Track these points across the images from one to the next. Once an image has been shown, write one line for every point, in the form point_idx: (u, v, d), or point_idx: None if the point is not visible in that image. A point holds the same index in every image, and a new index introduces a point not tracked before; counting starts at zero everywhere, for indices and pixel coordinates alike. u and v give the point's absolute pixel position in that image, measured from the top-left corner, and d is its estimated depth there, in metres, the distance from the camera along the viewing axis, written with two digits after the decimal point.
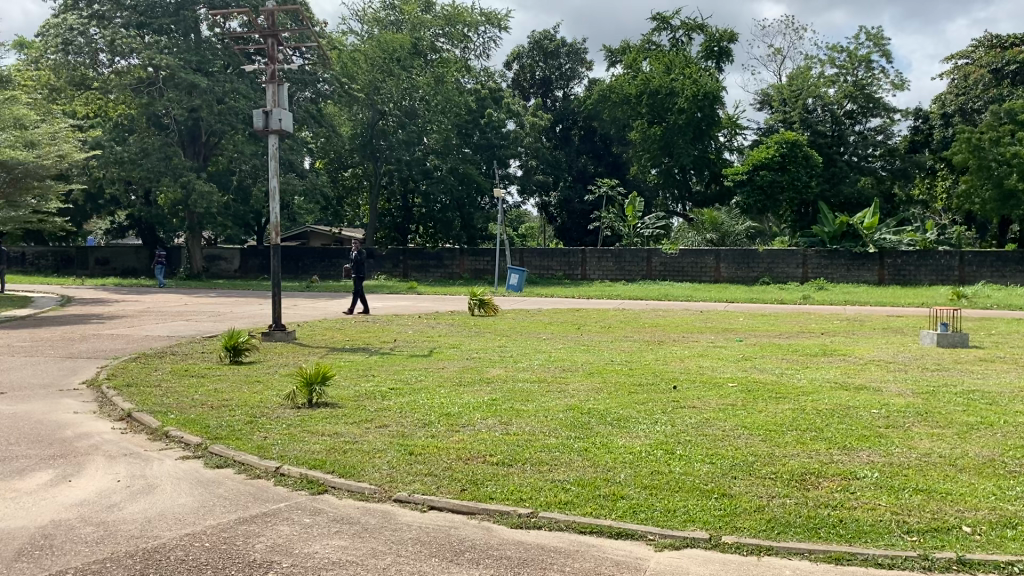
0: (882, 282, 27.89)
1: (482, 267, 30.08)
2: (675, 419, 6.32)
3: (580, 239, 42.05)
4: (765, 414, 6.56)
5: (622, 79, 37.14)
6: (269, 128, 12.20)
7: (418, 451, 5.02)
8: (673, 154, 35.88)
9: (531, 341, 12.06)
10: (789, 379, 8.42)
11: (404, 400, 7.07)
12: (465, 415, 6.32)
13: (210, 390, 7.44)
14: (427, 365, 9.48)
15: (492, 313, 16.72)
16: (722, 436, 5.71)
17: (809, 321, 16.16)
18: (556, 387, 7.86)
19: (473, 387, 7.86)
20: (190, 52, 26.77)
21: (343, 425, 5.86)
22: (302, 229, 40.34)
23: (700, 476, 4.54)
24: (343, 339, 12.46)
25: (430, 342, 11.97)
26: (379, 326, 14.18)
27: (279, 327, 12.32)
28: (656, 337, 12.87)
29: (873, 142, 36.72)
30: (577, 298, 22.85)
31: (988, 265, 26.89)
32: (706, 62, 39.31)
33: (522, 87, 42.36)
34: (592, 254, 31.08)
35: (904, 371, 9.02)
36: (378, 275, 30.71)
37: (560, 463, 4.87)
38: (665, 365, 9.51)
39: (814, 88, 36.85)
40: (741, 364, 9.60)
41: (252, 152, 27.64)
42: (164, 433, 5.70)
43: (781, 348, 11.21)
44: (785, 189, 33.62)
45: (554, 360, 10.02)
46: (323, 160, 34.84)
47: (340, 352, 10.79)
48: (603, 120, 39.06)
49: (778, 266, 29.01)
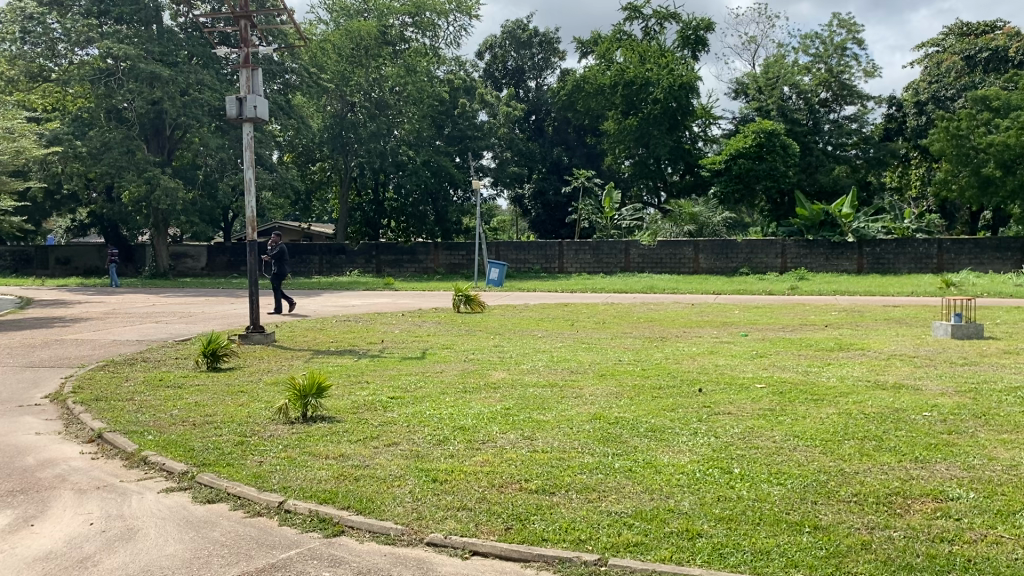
0: (862, 271, 27.63)
1: (457, 261, 29.32)
2: (717, 429, 5.67)
3: (555, 232, 41.32)
4: (811, 421, 5.95)
5: (596, 69, 36.58)
6: (243, 116, 11.39)
7: (443, 478, 4.32)
8: (649, 145, 35.24)
9: (528, 340, 11.41)
10: (820, 379, 7.84)
11: (408, 411, 6.37)
12: (483, 429, 5.64)
13: (191, 404, 6.69)
14: (423, 369, 8.79)
15: (479, 310, 16.03)
16: (777, 449, 5.08)
17: (807, 312, 15.68)
18: (572, 393, 7.20)
19: (481, 395, 7.17)
20: (153, 42, 25.66)
21: (346, 445, 5.15)
22: (272, 225, 39.27)
23: (778, 504, 3.92)
24: (327, 341, 11.71)
25: (420, 342, 11.28)
26: (364, 326, 13.45)
27: (257, 329, 11.53)
28: (658, 333, 12.28)
29: (848, 130, 36.38)
30: (561, 293, 22.25)
31: (966, 253, 26.71)
32: (682, 52, 38.83)
33: (493, 78, 41.53)
34: (569, 247, 30.43)
35: (933, 367, 8.50)
36: (350, 271, 29.82)
37: (609, 488, 4.22)
38: (679, 365, 8.90)
39: (788, 77, 36.49)
40: (759, 362, 9.03)
41: (219, 146, 26.65)
42: (142, 459, 4.96)
43: (792, 343, 10.68)
44: (761, 178, 33.26)
45: (558, 360, 9.38)
46: (292, 153, 33.73)
47: (326, 357, 10.04)
48: (577, 111, 38.49)
49: (756, 256, 28.60)
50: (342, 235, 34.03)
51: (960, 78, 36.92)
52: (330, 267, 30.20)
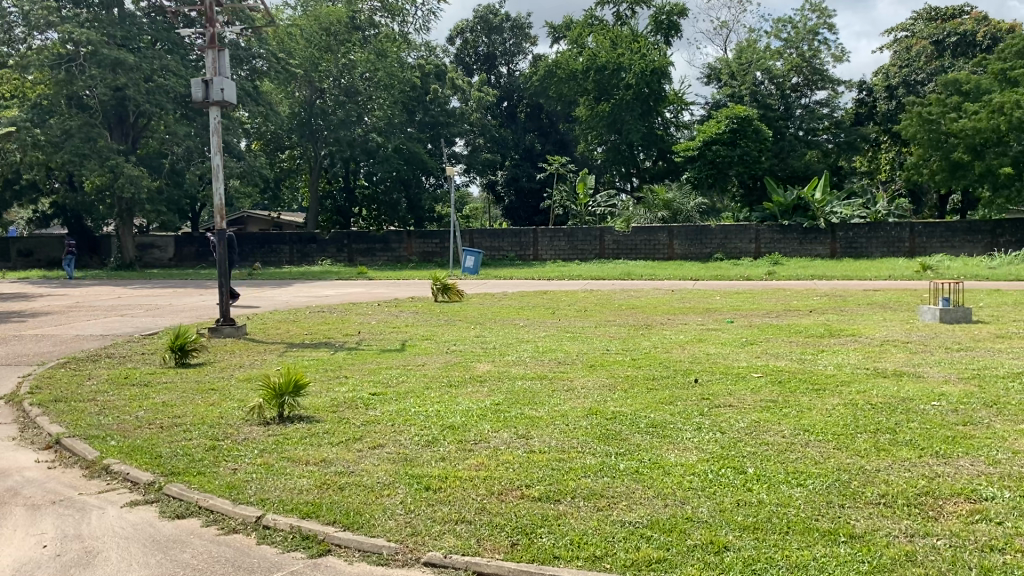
0: (835, 255, 27.61)
1: (431, 249, 28.85)
2: (721, 423, 5.37)
3: (529, 219, 40.93)
4: (817, 412, 5.68)
5: (567, 55, 36.14)
6: (209, 99, 10.88)
7: (437, 485, 3.96)
8: (622, 131, 34.94)
9: (510, 330, 11.05)
10: (818, 366, 7.57)
11: (391, 409, 5.99)
12: (473, 428, 5.29)
13: (158, 404, 6.25)
14: (404, 362, 8.41)
15: (457, 299, 15.65)
16: (789, 446, 4.78)
17: (789, 297, 15.48)
18: (562, 386, 6.87)
19: (467, 390, 6.81)
20: (114, 26, 24.85)
21: (327, 448, 4.77)
22: (241, 214, 38.52)
23: (804, 509, 3.62)
24: (301, 333, 11.27)
25: (399, 333, 10.88)
26: (338, 317, 13.02)
27: (228, 322, 11.06)
28: (642, 321, 11.99)
29: (819, 115, 36.28)
30: (538, 280, 21.91)
31: (938, 236, 26.76)
32: (655, 37, 38.55)
33: (465, 63, 40.95)
34: (544, 234, 30.07)
35: (929, 353, 8.26)
36: (321, 260, 29.26)
37: (618, 493, 3.88)
38: (669, 354, 8.60)
39: (761, 62, 36.30)
40: (751, 350, 8.76)
41: (185, 133, 25.93)
42: (103, 468, 4.53)
43: (781, 329, 10.43)
44: (735, 164, 33.13)
45: (543, 350, 9.04)
46: (260, 141, 33.00)
47: (301, 350, 9.62)
48: (550, 96, 38.05)
49: (730, 242, 28.48)
50: (312, 224, 33.40)
51: (930, 62, 36.94)
52: (300, 257, 29.60)
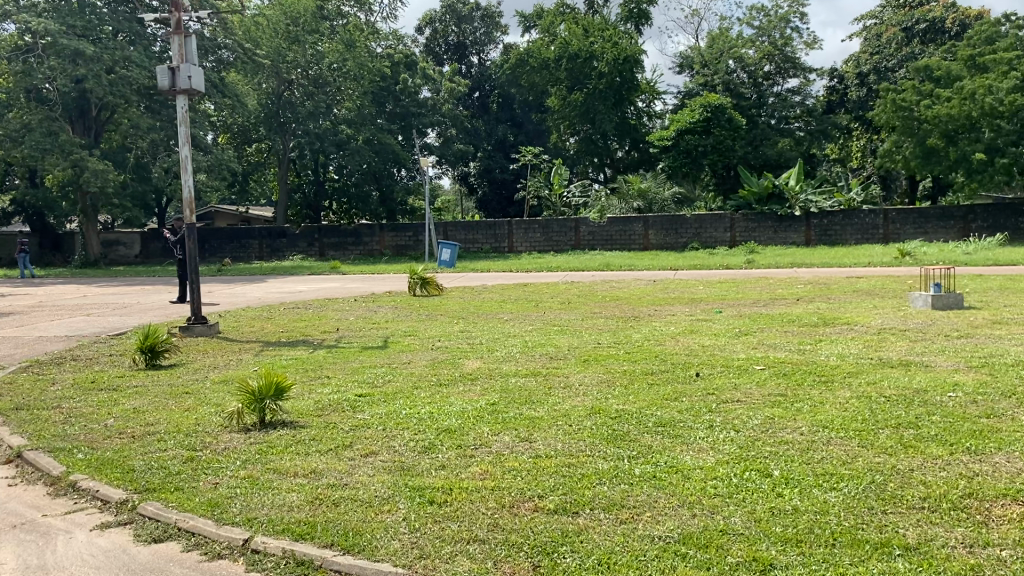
0: (810, 243, 27.57)
1: (404, 242, 28.40)
2: (733, 421, 5.07)
3: (502, 211, 40.50)
4: (830, 405, 5.41)
5: (539, 43, 35.75)
6: (176, 87, 10.39)
7: (442, 498, 3.62)
8: (594, 121, 34.66)
9: (494, 324, 10.72)
10: (820, 358, 7.33)
11: (382, 411, 5.63)
12: (473, 431, 4.94)
13: (129, 410, 5.82)
14: (388, 360, 8.04)
15: (436, 293, 15.27)
16: (810, 444, 4.49)
17: (773, 286, 15.28)
18: (559, 382, 6.54)
19: (459, 389, 6.46)
20: (74, 16, 24.14)
21: (316, 457, 4.41)
22: (210, 209, 37.75)
23: (846, 516, 3.34)
24: (277, 330, 10.83)
25: (379, 329, 10.50)
26: (314, 313, 12.58)
27: (199, 321, 10.59)
28: (628, 312, 11.70)
29: (791, 104, 36.21)
30: (515, 272, 21.56)
31: (911, 223, 26.83)
32: (626, 26, 38.33)
33: (435, 53, 40.39)
34: (518, 226, 29.66)
35: (929, 341, 8.05)
36: (293, 255, 28.68)
37: (640, 501, 3.58)
38: (664, 347, 8.30)
39: (733, 51, 36.11)
40: (746, 340, 8.49)
41: (150, 126, 25.22)
42: (69, 485, 4.13)
43: (772, 319, 10.19)
44: (709, 152, 32.99)
45: (532, 345, 8.71)
46: (227, 133, 32.29)
47: (278, 349, 9.19)
48: (521, 86, 37.66)
49: (705, 231, 28.34)
50: (282, 218, 32.75)
51: (900, 49, 36.99)
52: (271, 252, 28.98)
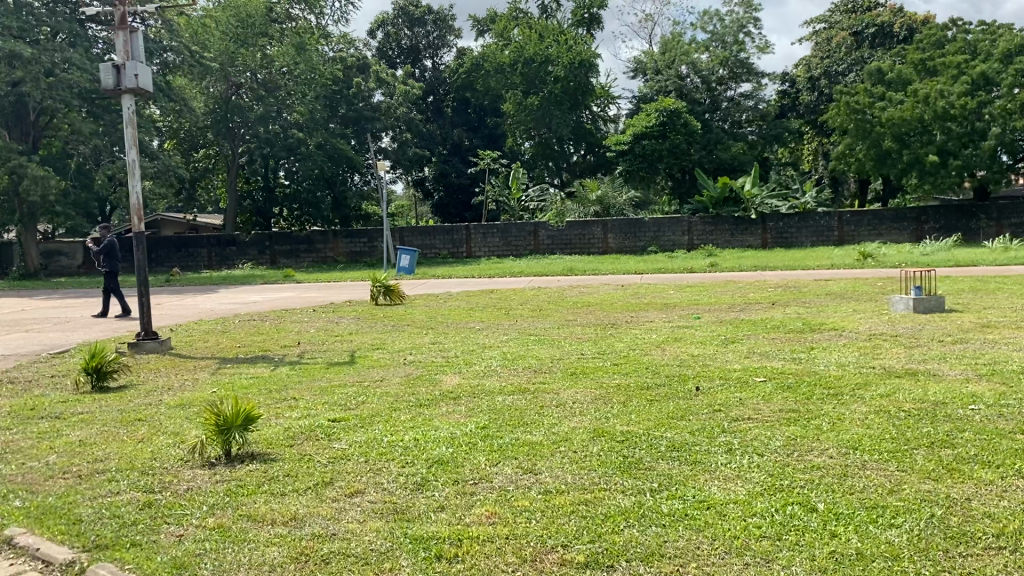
0: (766, 246, 27.57)
1: (359, 249, 27.71)
2: (753, 443, 4.63)
3: (459, 216, 39.87)
4: (849, 422, 5.03)
5: (493, 48, 35.29)
6: (122, 86, 9.68)
7: (454, 555, 3.11)
8: (550, 126, 34.35)
9: (466, 335, 10.20)
10: (820, 368, 6.95)
11: (360, 439, 5.08)
12: (468, 462, 4.43)
13: (74, 444, 5.17)
14: (358, 377, 7.48)
15: (399, 302, 14.68)
16: (845, 469, 4.07)
17: (744, 290, 15.00)
18: (551, 400, 6.06)
19: (442, 410, 5.92)
20: (10, 17, 22.99)
21: (295, 499, 3.86)
22: (156, 217, 36.50)
23: (922, 568, 2.92)
24: (233, 346, 10.14)
25: (343, 343, 9.90)
26: (272, 326, 11.89)
27: (149, 336, 9.87)
28: (604, 320, 11.27)
29: (745, 107, 36.24)
30: (478, 278, 21.05)
31: (865, 225, 26.99)
32: (578, 31, 38.23)
33: (387, 57, 39.64)
34: (477, 230, 28.91)
35: (924, 348, 7.75)
36: (243, 264, 27.74)
37: (682, 550, 3.13)
38: (652, 358, 7.86)
39: (685, 55, 36.18)
40: (736, 349, 8.10)
41: (92, 131, 24.15)
42: (4, 542, 3.51)
43: (756, 325, 9.85)
44: (665, 156, 32.88)
45: (511, 358, 8.21)
46: (174, 138, 31.25)
47: (236, 367, 8.53)
48: (476, 91, 37.18)
49: (664, 235, 28.12)
50: (232, 226, 31.76)
51: (851, 53, 37.27)
52: (220, 261, 27.98)
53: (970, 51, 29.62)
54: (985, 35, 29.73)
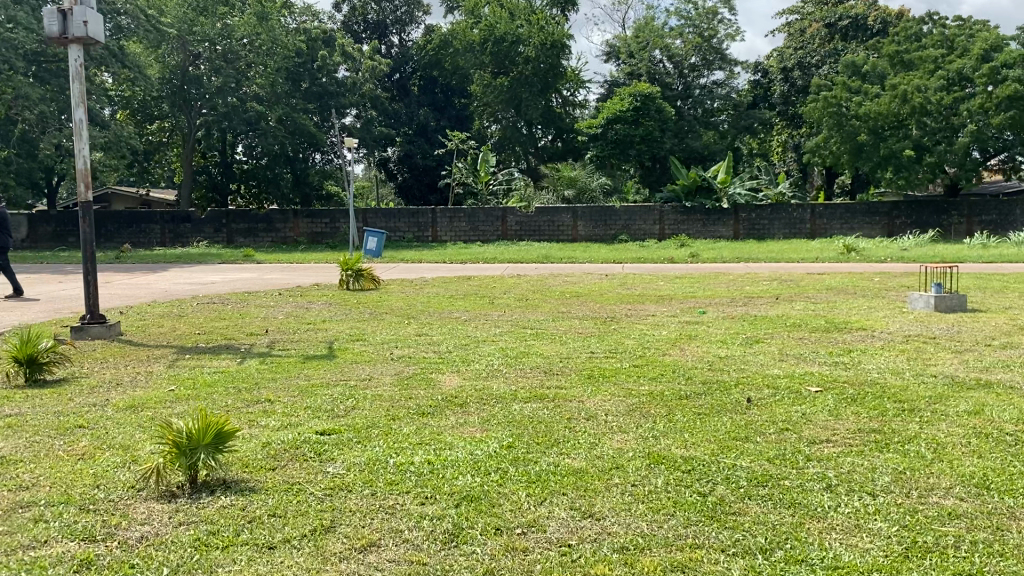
0: (738, 237, 26.94)
1: (320, 230, 26.48)
2: (854, 478, 3.74)
3: (424, 198, 38.42)
4: (953, 449, 4.16)
5: (462, 25, 34.05)
6: (68, 34, 8.43)
7: None
8: (520, 108, 33.31)
9: (453, 326, 9.22)
10: (874, 376, 6.07)
11: (360, 459, 4.09)
12: (505, 499, 3.46)
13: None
14: (338, 375, 6.47)
15: (371, 287, 13.62)
16: (1002, 523, 3.19)
17: (737, 282, 14.23)
18: (578, 411, 5.10)
19: (451, 422, 4.91)
20: None
21: (293, 559, 2.90)
22: (106, 190, 34.77)
23: None
24: (191, 332, 9.02)
25: (317, 333, 8.86)
26: (234, 311, 10.76)
27: (96, 320, 8.71)
28: (601, 312, 10.37)
29: (717, 96, 35.44)
30: (450, 264, 20.00)
31: (837, 218, 26.47)
32: (551, 11, 37.26)
33: (353, 31, 37.99)
34: (444, 213, 27.69)
35: (973, 353, 6.93)
36: (197, 242, 26.30)
37: None
38: (674, 359, 6.97)
39: (659, 40, 35.35)
40: (765, 350, 7.25)
41: (39, 96, 22.51)
42: None
43: (775, 322, 9.03)
44: (638, 142, 31.96)
45: (514, 355, 7.23)
46: (127, 109, 29.58)
47: (195, 358, 7.45)
48: (444, 69, 35.67)
49: (635, 223, 27.27)
50: (186, 201, 30.22)
51: (824, 44, 36.66)
52: (174, 238, 26.46)
53: (946, 46, 29.22)
54: (960, 30, 29.34)
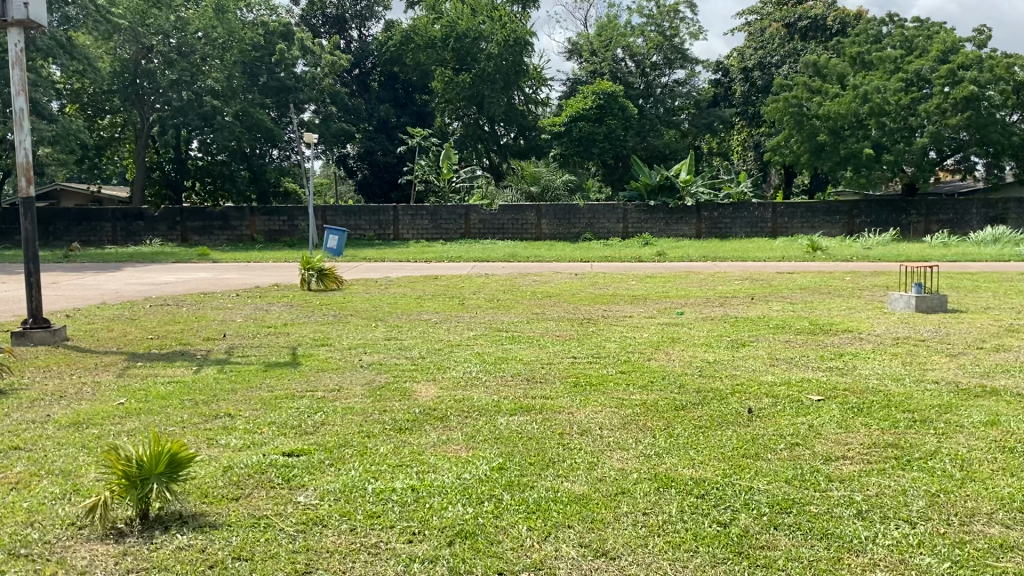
0: (700, 236, 26.78)
1: (277, 228, 25.78)
2: (884, 502, 3.40)
3: (383, 196, 37.71)
4: (980, 466, 3.85)
5: (423, 20, 33.47)
6: (6, 17, 7.80)
7: None
8: (481, 105, 32.82)
9: (424, 329, 8.77)
10: (874, 383, 5.77)
11: (335, 486, 3.65)
12: (503, 535, 3.06)
13: None
14: (303, 385, 5.99)
15: (335, 287, 13.09)
16: None
17: (708, 282, 13.96)
18: (569, 425, 4.71)
19: (431, 438, 4.49)
20: None
21: None
22: (55, 186, 33.57)
23: None
24: (143, 337, 8.45)
25: (279, 337, 8.36)
26: (191, 314, 10.18)
27: (39, 325, 8.10)
28: (576, 314, 10.00)
29: (678, 94, 35.28)
30: (414, 263, 19.52)
31: (798, 217, 26.46)
32: (512, 7, 36.90)
33: (311, 26, 37.06)
34: (405, 211, 27.10)
35: (967, 357, 6.68)
36: (149, 240, 25.40)
37: None
38: (660, 364, 6.61)
39: (621, 39, 35.12)
40: (753, 354, 6.93)
41: None
42: None
43: (758, 324, 8.72)
44: (601, 141, 31.68)
45: (493, 361, 6.81)
46: (76, 103, 28.51)
47: (148, 366, 6.90)
48: (404, 65, 34.98)
49: (598, 222, 26.98)
50: (138, 198, 29.25)
51: (784, 44, 36.75)
52: (125, 237, 25.53)
53: (905, 47, 29.41)
54: (919, 31, 29.55)
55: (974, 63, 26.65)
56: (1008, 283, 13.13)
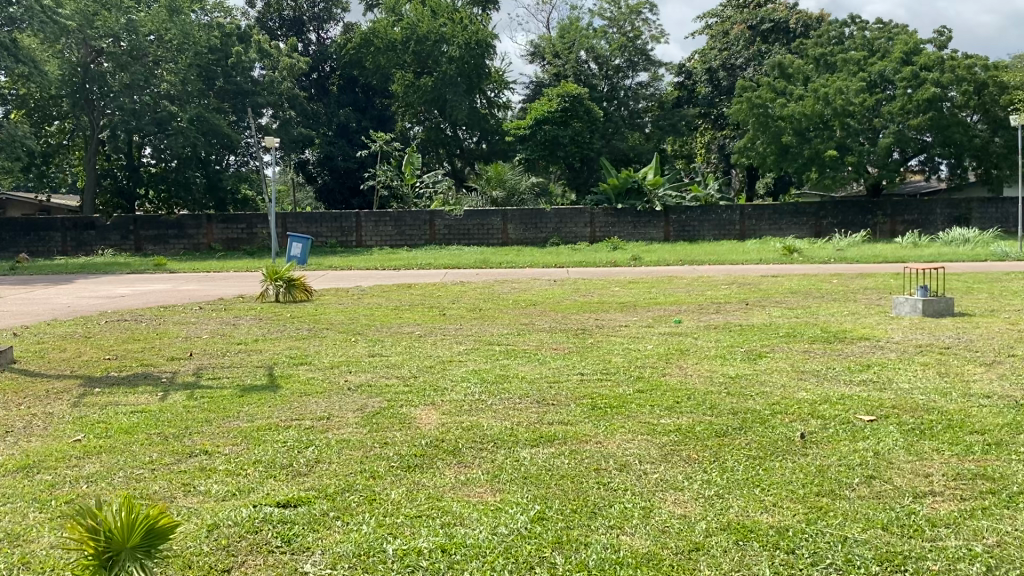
0: (669, 239, 26.35)
1: (235, 236, 24.80)
2: (1012, 555, 2.86)
3: (345, 202, 36.85)
4: None
5: (383, 23, 32.60)
6: None
7: None
8: (443, 108, 32.00)
9: (410, 344, 8.11)
10: (922, 399, 5.23)
11: (348, 547, 3.02)
12: None
13: None
14: (284, 414, 5.27)
15: (304, 298, 12.35)
16: None
17: (694, 287, 13.46)
18: (604, 459, 4.10)
19: (451, 479, 3.86)
20: None
21: None
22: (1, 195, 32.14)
23: None
24: (100, 358, 7.66)
25: (251, 355, 7.63)
26: (151, 330, 9.38)
27: None
28: (568, 324, 9.39)
29: (643, 97, 34.84)
30: (383, 271, 18.76)
31: (767, 219, 26.18)
32: (473, 10, 36.20)
33: (268, 28, 36.03)
34: (368, 217, 26.27)
35: (1005, 367, 6.21)
36: (102, 250, 24.29)
37: None
38: (680, 380, 6.02)
39: (585, 41, 34.59)
40: (777, 367, 6.38)
41: None
42: None
43: (767, 332, 8.21)
44: (566, 144, 30.98)
45: (495, 381, 6.15)
46: (22, 108, 27.20)
47: (107, 393, 6.14)
48: (364, 69, 34.03)
49: (565, 226, 26.44)
50: (89, 207, 28.04)
51: (748, 47, 36.57)
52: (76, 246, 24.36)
53: (868, 49, 29.36)
54: (881, 33, 29.54)
55: (937, 63, 26.67)
56: (996, 283, 12.86)
